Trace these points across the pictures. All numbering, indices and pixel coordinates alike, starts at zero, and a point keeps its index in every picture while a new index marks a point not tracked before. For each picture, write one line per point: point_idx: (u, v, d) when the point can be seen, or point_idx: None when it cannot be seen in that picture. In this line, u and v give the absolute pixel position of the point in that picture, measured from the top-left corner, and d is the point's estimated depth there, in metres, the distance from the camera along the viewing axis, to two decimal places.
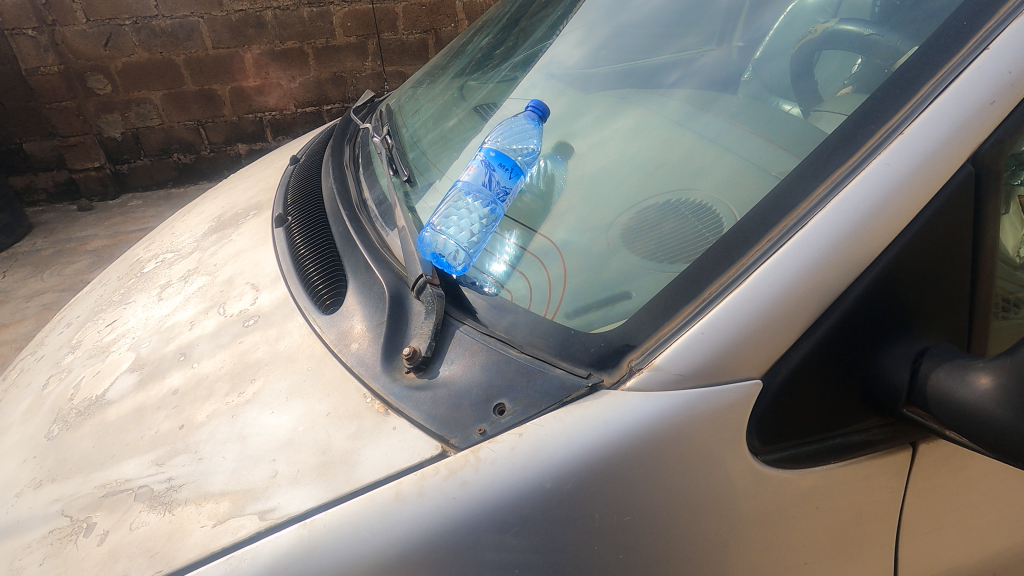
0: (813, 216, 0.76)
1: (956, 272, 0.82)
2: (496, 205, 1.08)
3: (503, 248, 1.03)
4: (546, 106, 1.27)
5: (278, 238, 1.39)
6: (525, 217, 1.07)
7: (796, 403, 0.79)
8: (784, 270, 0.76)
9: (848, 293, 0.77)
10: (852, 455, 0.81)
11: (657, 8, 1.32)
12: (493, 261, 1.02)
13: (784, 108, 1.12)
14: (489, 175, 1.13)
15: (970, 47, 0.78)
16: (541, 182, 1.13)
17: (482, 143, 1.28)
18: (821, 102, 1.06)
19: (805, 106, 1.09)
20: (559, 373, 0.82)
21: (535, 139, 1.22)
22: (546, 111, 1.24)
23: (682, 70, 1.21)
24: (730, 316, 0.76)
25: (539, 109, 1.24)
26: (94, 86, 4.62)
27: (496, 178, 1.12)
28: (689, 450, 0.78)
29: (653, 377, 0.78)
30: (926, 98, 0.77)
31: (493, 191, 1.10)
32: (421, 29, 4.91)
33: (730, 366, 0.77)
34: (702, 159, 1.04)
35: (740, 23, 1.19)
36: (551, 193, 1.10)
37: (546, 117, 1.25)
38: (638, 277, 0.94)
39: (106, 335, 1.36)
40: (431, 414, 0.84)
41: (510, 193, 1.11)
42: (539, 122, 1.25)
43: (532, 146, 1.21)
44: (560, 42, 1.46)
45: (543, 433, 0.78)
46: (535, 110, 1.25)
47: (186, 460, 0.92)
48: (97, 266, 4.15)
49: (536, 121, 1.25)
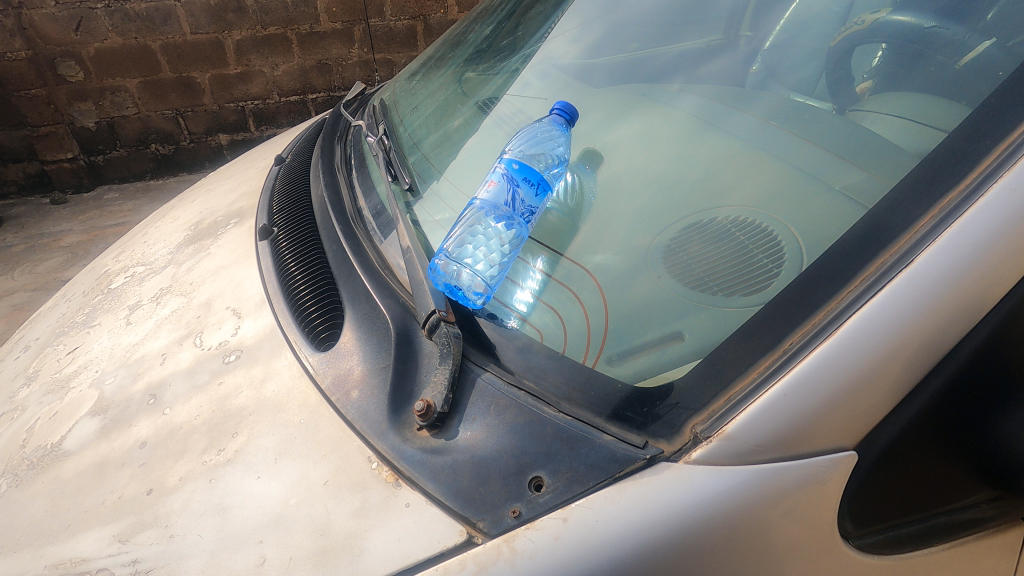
0: (921, 252, 0.63)
1: None
2: (520, 232, 0.93)
3: (528, 275, 0.89)
4: (573, 106, 1.09)
5: (263, 253, 1.23)
6: (554, 238, 0.92)
7: (895, 478, 0.67)
8: (883, 320, 0.62)
9: (960, 348, 0.64)
10: (959, 536, 0.69)
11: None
12: (517, 291, 0.87)
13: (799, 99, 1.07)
14: (512, 193, 0.95)
15: None
16: (569, 198, 0.97)
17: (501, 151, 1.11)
18: (855, 102, 0.99)
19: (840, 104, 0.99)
20: (607, 441, 0.68)
21: (561, 148, 1.06)
22: (574, 114, 1.07)
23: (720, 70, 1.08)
24: (818, 375, 0.63)
25: (566, 113, 1.07)
26: (64, 73, 4.34)
27: (519, 196, 0.95)
28: (770, 534, 0.65)
29: (724, 448, 0.64)
30: None
31: (516, 215, 0.94)
32: (410, 14, 4.66)
33: (815, 435, 0.64)
34: (758, 172, 0.90)
35: (746, 15, 1.14)
36: (581, 210, 0.95)
37: (574, 121, 1.08)
38: (689, 313, 0.80)
39: (66, 367, 1.19)
40: (453, 488, 0.70)
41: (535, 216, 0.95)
42: (567, 127, 1.07)
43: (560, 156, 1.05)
44: (564, 35, 1.34)
45: (592, 516, 0.65)
46: (563, 112, 1.07)
47: (154, 537, 0.77)
48: (72, 263, 3.92)
49: (563, 125, 1.08)
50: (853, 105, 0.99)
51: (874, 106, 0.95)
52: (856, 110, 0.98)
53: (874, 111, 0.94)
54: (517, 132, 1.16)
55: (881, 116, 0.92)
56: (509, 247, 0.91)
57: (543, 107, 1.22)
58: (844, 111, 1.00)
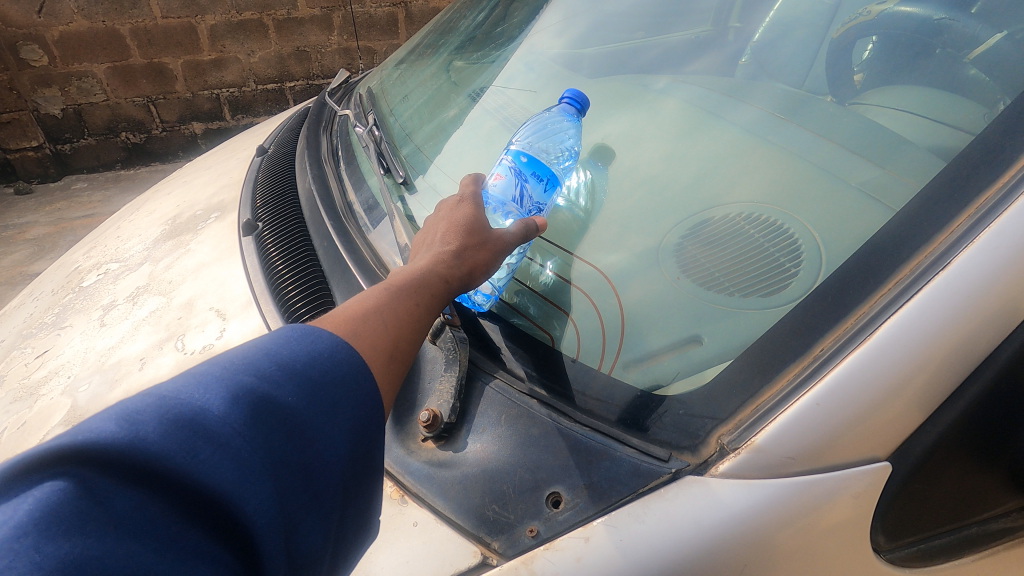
0: (959, 253, 0.60)
1: None
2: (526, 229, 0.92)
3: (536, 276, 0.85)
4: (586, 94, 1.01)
5: (248, 249, 1.16)
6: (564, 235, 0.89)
7: (928, 489, 0.65)
8: (921, 326, 0.59)
9: (996, 355, 0.62)
10: (989, 547, 0.69)
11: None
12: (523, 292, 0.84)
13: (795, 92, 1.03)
14: (521, 188, 0.93)
15: None
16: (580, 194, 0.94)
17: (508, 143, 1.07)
18: (856, 94, 0.96)
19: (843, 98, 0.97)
20: (629, 454, 0.65)
21: (570, 140, 1.02)
22: (585, 104, 0.99)
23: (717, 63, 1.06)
24: (853, 385, 0.60)
25: (576, 103, 0.99)
26: (27, 58, 4.11)
27: (527, 192, 0.93)
28: (801, 552, 0.62)
29: (753, 460, 0.61)
30: None
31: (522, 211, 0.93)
32: (391, 1, 4.54)
33: (847, 447, 0.61)
34: (773, 166, 0.86)
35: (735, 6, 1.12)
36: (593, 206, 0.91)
37: (585, 110, 1.00)
38: (706, 315, 0.76)
39: (34, 372, 1.10)
40: (464, 506, 0.66)
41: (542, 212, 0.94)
42: (578, 117, 1.00)
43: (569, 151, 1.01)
44: (550, 28, 1.29)
45: (615, 536, 0.61)
46: (573, 101, 1.00)
47: None
48: (38, 257, 3.75)
49: (573, 115, 1.00)
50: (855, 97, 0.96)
51: (877, 100, 0.92)
52: (857, 103, 0.95)
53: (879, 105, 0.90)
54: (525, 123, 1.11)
55: (886, 110, 0.89)
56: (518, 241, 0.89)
57: (540, 97, 1.17)
58: (844, 101, 0.97)
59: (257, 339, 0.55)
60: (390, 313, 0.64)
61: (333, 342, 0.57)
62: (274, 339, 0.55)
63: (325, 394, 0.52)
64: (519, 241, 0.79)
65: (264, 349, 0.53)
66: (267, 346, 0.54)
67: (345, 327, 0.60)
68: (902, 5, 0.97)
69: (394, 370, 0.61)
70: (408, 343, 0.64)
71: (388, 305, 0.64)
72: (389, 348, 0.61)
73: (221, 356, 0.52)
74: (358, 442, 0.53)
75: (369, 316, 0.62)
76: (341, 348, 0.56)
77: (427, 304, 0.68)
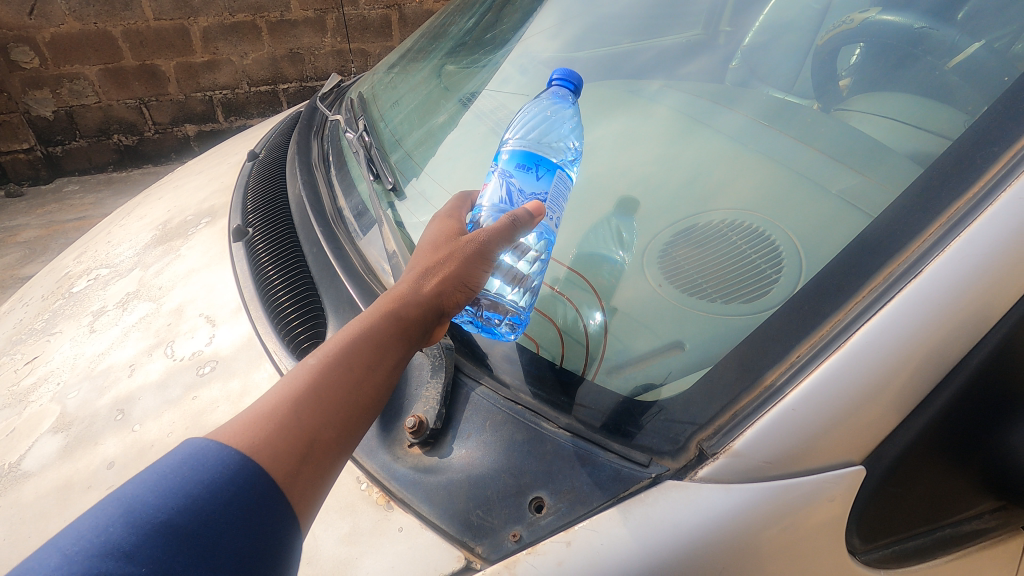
0: (931, 261, 0.61)
1: None
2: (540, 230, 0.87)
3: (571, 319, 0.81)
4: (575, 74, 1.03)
5: (238, 255, 1.17)
6: (589, 268, 0.85)
7: (901, 492, 0.67)
8: (894, 332, 0.61)
9: (967, 359, 0.63)
10: (962, 547, 0.70)
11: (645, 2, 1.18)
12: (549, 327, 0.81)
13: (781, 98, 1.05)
14: (507, 186, 0.90)
15: None
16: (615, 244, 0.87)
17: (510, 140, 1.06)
18: (840, 100, 0.96)
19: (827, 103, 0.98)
20: (611, 459, 0.66)
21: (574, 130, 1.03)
22: (575, 81, 1.01)
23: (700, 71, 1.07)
24: (828, 390, 0.61)
25: (566, 84, 1.00)
26: (18, 60, 4.09)
27: (514, 186, 0.90)
28: (779, 556, 0.63)
29: (731, 464, 0.62)
30: None
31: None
32: (384, 4, 4.54)
33: (824, 452, 0.62)
34: (755, 173, 0.88)
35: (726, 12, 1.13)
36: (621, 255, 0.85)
37: (576, 89, 1.01)
38: (689, 321, 0.77)
39: (24, 378, 1.11)
40: (449, 511, 0.67)
41: (546, 197, 0.87)
42: (571, 96, 1.01)
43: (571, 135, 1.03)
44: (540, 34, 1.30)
45: (596, 539, 0.62)
46: (564, 85, 1.01)
47: None
48: (29, 260, 3.73)
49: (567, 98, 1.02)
50: (838, 103, 0.95)
51: (860, 105, 0.91)
52: (841, 109, 0.94)
53: (860, 110, 0.90)
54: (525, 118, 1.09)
55: (868, 116, 0.89)
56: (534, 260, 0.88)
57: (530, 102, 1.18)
58: (829, 108, 0.96)
59: (117, 494, 0.54)
60: (308, 404, 0.61)
61: (223, 469, 0.56)
62: (135, 487, 0.54)
63: (187, 551, 0.51)
64: (498, 236, 0.76)
65: (122, 505, 0.52)
66: (126, 500, 0.53)
67: (251, 435, 0.58)
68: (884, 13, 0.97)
69: (310, 471, 0.59)
70: (334, 430, 0.62)
71: (312, 388, 0.62)
72: (306, 445, 0.59)
73: (71, 529, 0.51)
74: (249, 573, 0.53)
75: (283, 413, 0.60)
76: (228, 476, 0.56)
77: (361, 380, 0.65)
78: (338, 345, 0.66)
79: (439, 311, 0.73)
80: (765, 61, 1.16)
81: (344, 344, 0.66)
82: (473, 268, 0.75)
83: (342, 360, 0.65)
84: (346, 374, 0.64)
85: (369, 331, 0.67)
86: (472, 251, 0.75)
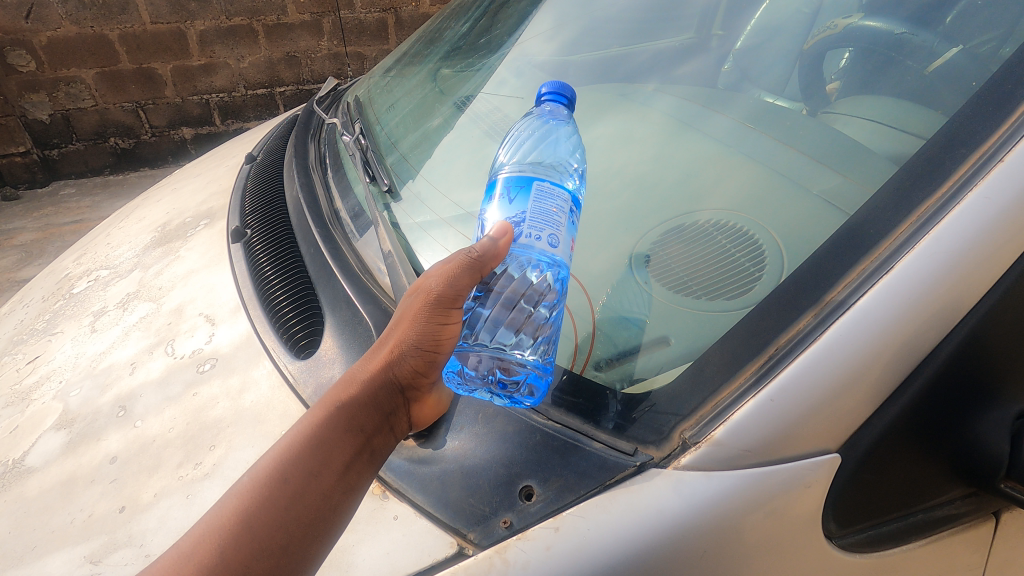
0: (901, 258, 0.64)
1: None
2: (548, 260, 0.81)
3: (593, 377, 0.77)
4: (568, 85, 1.00)
5: (236, 255, 1.19)
6: (613, 326, 0.81)
7: (877, 479, 0.69)
8: (867, 325, 0.64)
9: (938, 350, 0.66)
10: (933, 531, 0.74)
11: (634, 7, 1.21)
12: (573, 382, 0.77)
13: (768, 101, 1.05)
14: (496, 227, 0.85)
15: None
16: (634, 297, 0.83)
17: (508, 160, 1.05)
18: (825, 104, 0.99)
19: (812, 106, 1.01)
20: (598, 449, 0.69)
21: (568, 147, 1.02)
22: (568, 94, 0.98)
23: (683, 74, 1.10)
24: (804, 381, 0.64)
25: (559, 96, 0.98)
26: (14, 63, 4.11)
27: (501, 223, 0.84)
28: (761, 540, 0.66)
29: (713, 453, 0.65)
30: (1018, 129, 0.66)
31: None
32: (381, 7, 4.58)
33: (801, 440, 0.65)
34: (740, 175, 0.91)
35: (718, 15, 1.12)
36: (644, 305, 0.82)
37: (568, 100, 0.98)
38: (675, 317, 0.80)
39: (26, 377, 1.13)
40: (442, 500, 0.70)
41: (525, 220, 0.80)
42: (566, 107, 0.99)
43: (570, 150, 1.03)
44: (533, 39, 1.33)
45: (583, 525, 0.64)
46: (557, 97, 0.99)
47: (129, 557, 0.75)
48: (27, 263, 3.74)
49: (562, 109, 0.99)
50: (824, 107, 0.98)
51: (845, 109, 0.95)
52: (827, 112, 0.97)
53: (846, 115, 0.94)
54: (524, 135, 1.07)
55: (851, 120, 0.93)
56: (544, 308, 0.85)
57: (523, 105, 1.21)
58: (815, 113, 0.99)
59: None
60: (241, 533, 0.61)
61: None
62: None
63: None
64: (447, 289, 0.75)
65: None
66: None
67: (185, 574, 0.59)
68: (867, 19, 1.00)
69: None
70: (271, 558, 0.61)
71: (242, 517, 0.62)
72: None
73: None
74: None
75: (210, 550, 0.60)
76: None
77: (295, 491, 0.64)
78: (272, 461, 0.65)
79: (391, 391, 0.72)
80: (756, 62, 1.13)
81: (279, 459, 0.65)
82: (417, 338, 0.73)
83: (276, 475, 0.64)
84: (283, 490, 0.63)
85: (305, 437, 0.66)
86: (416, 321, 0.74)
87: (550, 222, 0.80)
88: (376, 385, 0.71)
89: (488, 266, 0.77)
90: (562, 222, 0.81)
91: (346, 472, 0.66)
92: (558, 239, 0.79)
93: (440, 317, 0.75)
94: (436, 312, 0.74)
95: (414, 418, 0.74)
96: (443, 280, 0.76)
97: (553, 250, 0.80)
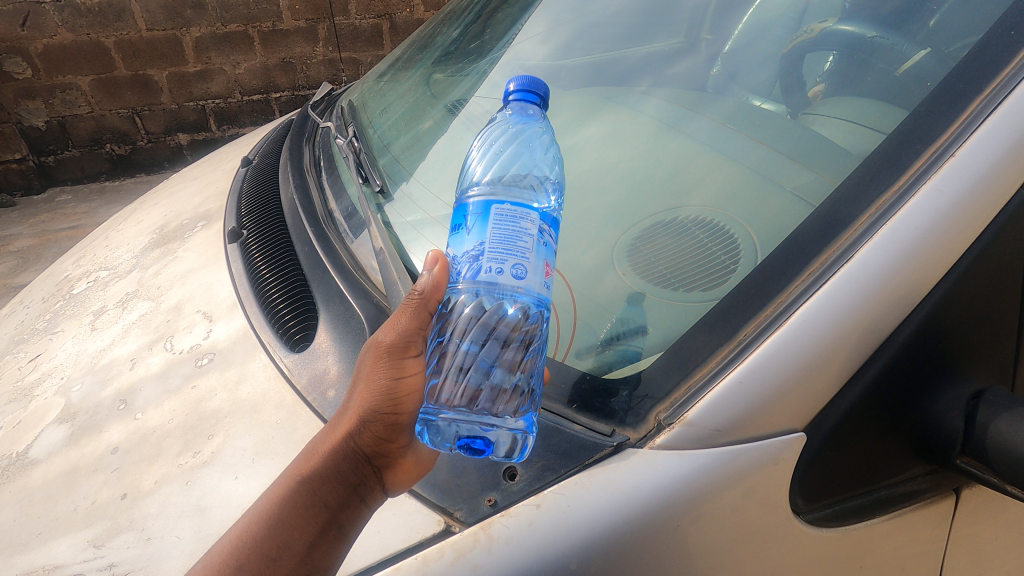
0: (860, 248, 0.68)
1: (1003, 316, 0.78)
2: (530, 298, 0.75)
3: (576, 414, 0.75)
4: (539, 82, 0.96)
5: (233, 255, 1.23)
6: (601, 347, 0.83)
7: (841, 457, 0.73)
8: (828, 311, 0.68)
9: (896, 334, 0.70)
10: (896, 507, 0.78)
11: (619, 12, 1.25)
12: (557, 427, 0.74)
13: (755, 102, 1.06)
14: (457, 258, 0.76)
15: (1008, 73, 0.74)
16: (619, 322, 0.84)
17: (479, 176, 1.02)
18: (806, 105, 1.01)
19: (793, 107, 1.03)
20: (578, 431, 0.73)
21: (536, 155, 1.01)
22: (541, 90, 0.94)
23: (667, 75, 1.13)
24: (771, 364, 0.68)
25: (529, 91, 0.94)
26: (11, 71, 4.16)
27: (463, 253, 0.75)
28: (731, 516, 0.69)
29: (686, 433, 0.68)
30: (967, 127, 0.71)
31: (467, 271, 0.75)
32: (375, 14, 4.63)
33: (769, 420, 0.69)
34: (718, 173, 0.94)
35: (707, 20, 1.14)
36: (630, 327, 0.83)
37: (540, 98, 0.95)
38: (653, 307, 0.83)
39: (28, 374, 1.16)
40: (431, 481, 0.74)
41: (484, 253, 0.73)
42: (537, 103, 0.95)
43: (539, 157, 1.02)
44: (522, 45, 1.38)
45: (564, 502, 0.68)
46: (527, 92, 0.94)
47: (130, 540, 0.79)
48: (23, 269, 3.76)
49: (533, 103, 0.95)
50: (805, 108, 1.01)
51: (823, 110, 0.98)
52: (807, 113, 1.00)
53: (825, 115, 0.97)
54: (495, 142, 1.05)
55: (831, 121, 0.96)
56: (520, 340, 0.80)
57: None
58: (796, 113, 1.02)
59: None
60: None
61: None
62: None
63: None
64: (397, 345, 0.76)
65: None
66: None
67: None
68: (842, 23, 1.02)
69: None
70: None
71: None
72: None
73: None
74: None
75: None
76: None
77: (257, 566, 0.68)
78: (233, 542, 0.69)
79: (350, 461, 0.73)
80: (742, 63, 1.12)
81: (237, 544, 0.69)
82: (368, 402, 0.74)
83: (232, 560, 0.68)
84: None
85: (262, 521, 0.70)
86: (369, 385, 0.74)
87: (512, 251, 0.73)
88: (333, 460, 0.73)
89: (432, 303, 0.78)
90: (529, 246, 0.74)
91: (309, 552, 0.69)
92: (523, 268, 0.73)
93: (390, 375, 0.75)
94: (387, 371, 0.75)
95: (386, 484, 0.74)
96: (392, 335, 0.76)
97: (519, 282, 0.72)
